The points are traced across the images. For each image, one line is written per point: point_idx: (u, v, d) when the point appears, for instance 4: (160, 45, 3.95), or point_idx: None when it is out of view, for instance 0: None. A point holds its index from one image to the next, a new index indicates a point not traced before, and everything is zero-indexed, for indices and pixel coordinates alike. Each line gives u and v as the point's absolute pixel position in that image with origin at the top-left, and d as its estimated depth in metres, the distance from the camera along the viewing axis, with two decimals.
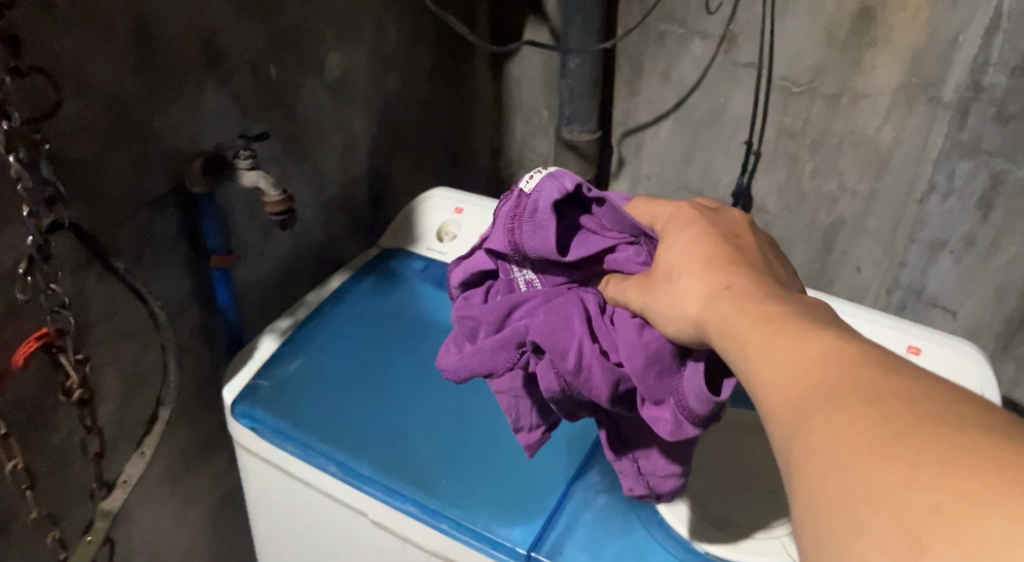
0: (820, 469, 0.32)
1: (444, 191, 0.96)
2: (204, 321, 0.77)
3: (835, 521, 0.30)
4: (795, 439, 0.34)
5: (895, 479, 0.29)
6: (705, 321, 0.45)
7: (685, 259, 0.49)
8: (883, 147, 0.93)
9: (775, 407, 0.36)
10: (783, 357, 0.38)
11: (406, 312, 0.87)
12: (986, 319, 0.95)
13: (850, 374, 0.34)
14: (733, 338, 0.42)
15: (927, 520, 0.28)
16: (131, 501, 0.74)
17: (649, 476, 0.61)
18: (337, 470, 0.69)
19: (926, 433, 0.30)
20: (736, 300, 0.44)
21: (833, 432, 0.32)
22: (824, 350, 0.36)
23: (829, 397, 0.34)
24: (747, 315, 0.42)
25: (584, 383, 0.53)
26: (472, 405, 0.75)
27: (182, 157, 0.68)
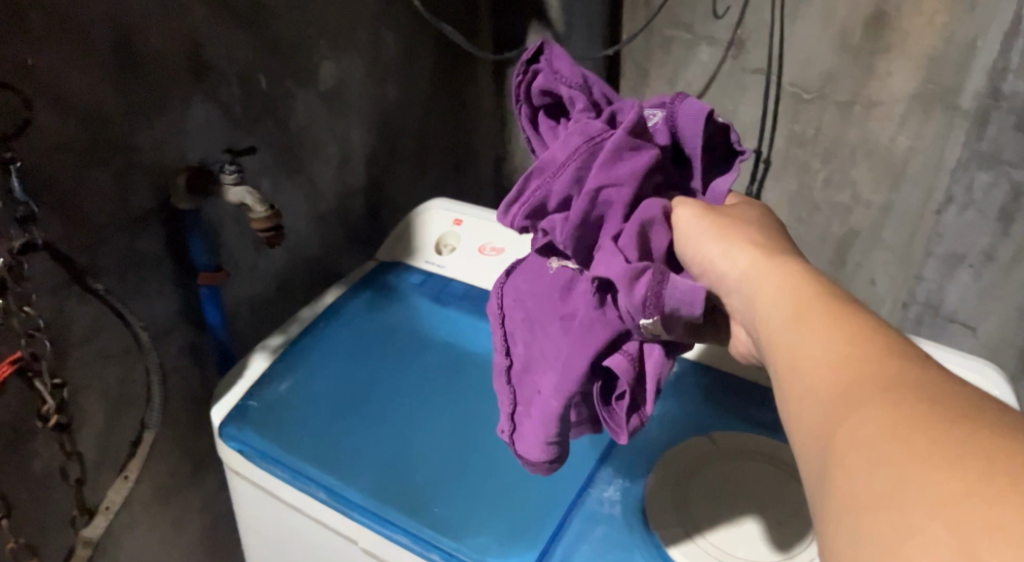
0: (867, 468, 0.30)
1: (442, 203, 0.94)
2: (193, 339, 0.75)
3: (882, 520, 0.28)
4: (842, 432, 0.32)
5: (957, 486, 0.27)
6: (756, 280, 0.44)
7: (756, 231, 0.48)
8: (897, 157, 0.89)
9: (822, 392, 0.35)
10: (839, 340, 0.36)
11: (401, 330, 0.85)
12: (1007, 335, 0.92)
13: (917, 369, 0.33)
14: (781, 312, 0.41)
15: (989, 534, 0.25)
16: (118, 525, 0.72)
17: (519, 423, 0.57)
18: (326, 497, 0.66)
19: (996, 445, 0.28)
20: (801, 277, 0.42)
21: (890, 429, 0.31)
22: (884, 344, 0.35)
23: (887, 391, 0.32)
24: (809, 292, 0.40)
25: (607, 162, 0.50)
26: (472, 426, 0.73)
27: (167, 171, 0.66)
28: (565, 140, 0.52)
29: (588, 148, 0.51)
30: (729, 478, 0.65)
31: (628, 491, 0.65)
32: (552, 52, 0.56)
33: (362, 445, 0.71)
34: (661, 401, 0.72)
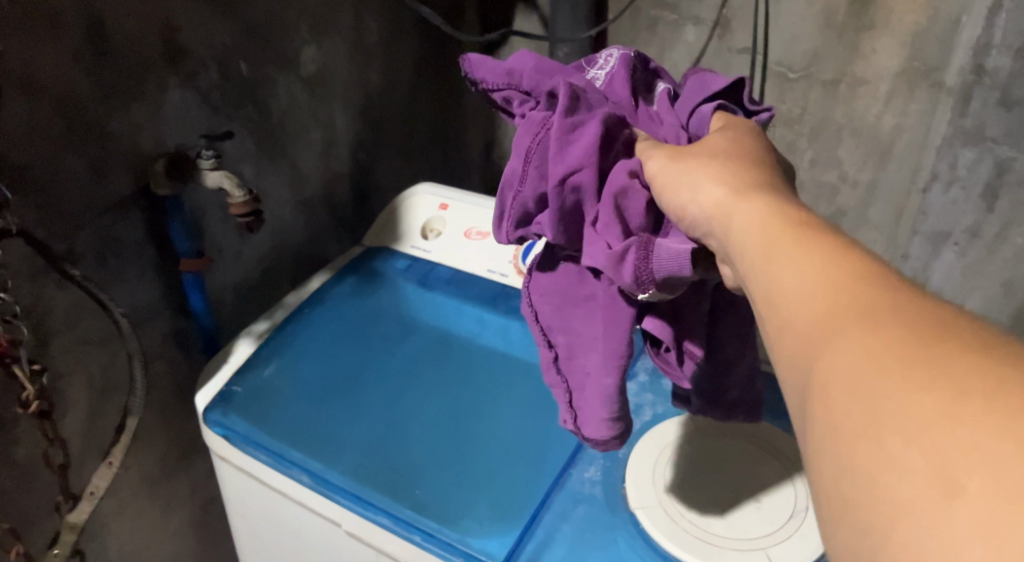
0: (841, 397, 0.28)
1: (429, 187, 0.94)
2: (177, 325, 0.75)
3: (858, 451, 0.27)
4: (817, 363, 0.30)
5: (935, 411, 0.26)
6: (726, 212, 0.41)
7: (719, 152, 0.45)
8: (884, 135, 0.89)
9: (794, 317, 0.33)
10: (810, 265, 0.33)
11: (384, 315, 0.85)
12: (992, 313, 0.92)
13: (890, 288, 0.31)
14: (750, 242, 0.38)
15: (967, 459, 0.24)
16: (106, 511, 0.73)
17: (576, 408, 0.54)
18: (309, 480, 0.66)
19: (970, 363, 0.26)
20: (767, 200, 0.39)
21: (865, 357, 0.28)
22: (856, 263, 0.32)
23: (858, 316, 0.30)
24: (775, 216, 0.38)
25: (558, 146, 0.47)
26: (459, 407, 0.73)
27: (145, 157, 0.66)
28: (515, 142, 0.50)
29: (539, 139, 0.49)
30: (708, 458, 0.65)
31: (610, 470, 0.66)
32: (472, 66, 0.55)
33: (351, 427, 0.71)
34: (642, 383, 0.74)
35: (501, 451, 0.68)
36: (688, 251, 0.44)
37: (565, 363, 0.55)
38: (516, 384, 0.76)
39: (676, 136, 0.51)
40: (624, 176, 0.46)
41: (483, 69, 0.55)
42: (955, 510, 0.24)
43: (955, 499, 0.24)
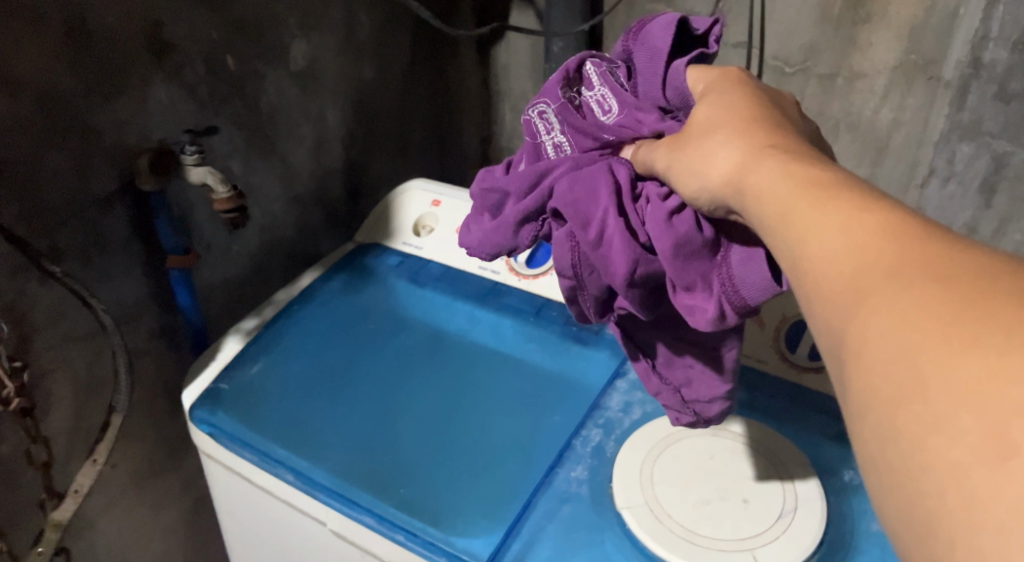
0: (881, 363, 0.29)
1: (421, 183, 0.93)
2: (165, 322, 0.75)
3: (907, 418, 0.27)
4: (855, 328, 0.30)
5: (980, 370, 0.26)
6: (741, 181, 0.40)
7: (722, 118, 0.44)
8: (881, 130, 0.87)
9: (826, 285, 0.32)
10: (833, 228, 0.33)
11: (375, 311, 0.84)
12: None
13: (916, 242, 0.30)
14: (771, 208, 0.37)
15: (1016, 415, 0.24)
16: (93, 508, 0.73)
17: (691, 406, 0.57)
18: (294, 479, 0.66)
19: (1008, 317, 0.26)
20: (780, 160, 0.39)
21: (902, 320, 0.29)
22: (880, 220, 0.32)
23: (892, 279, 0.30)
24: (790, 178, 0.37)
25: (601, 259, 0.49)
26: (455, 402, 0.73)
27: (128, 152, 0.65)
28: (557, 266, 0.51)
29: (575, 253, 0.50)
30: (696, 456, 0.64)
31: (596, 469, 0.65)
32: (473, 252, 0.55)
33: (351, 419, 0.71)
34: (632, 381, 0.73)
35: (505, 444, 0.68)
36: (768, 268, 0.44)
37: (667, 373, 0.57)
38: (510, 381, 0.75)
39: (666, 121, 0.50)
40: (669, 235, 0.46)
41: (480, 246, 0.55)
42: (1009, 469, 0.24)
43: (1010, 460, 0.24)
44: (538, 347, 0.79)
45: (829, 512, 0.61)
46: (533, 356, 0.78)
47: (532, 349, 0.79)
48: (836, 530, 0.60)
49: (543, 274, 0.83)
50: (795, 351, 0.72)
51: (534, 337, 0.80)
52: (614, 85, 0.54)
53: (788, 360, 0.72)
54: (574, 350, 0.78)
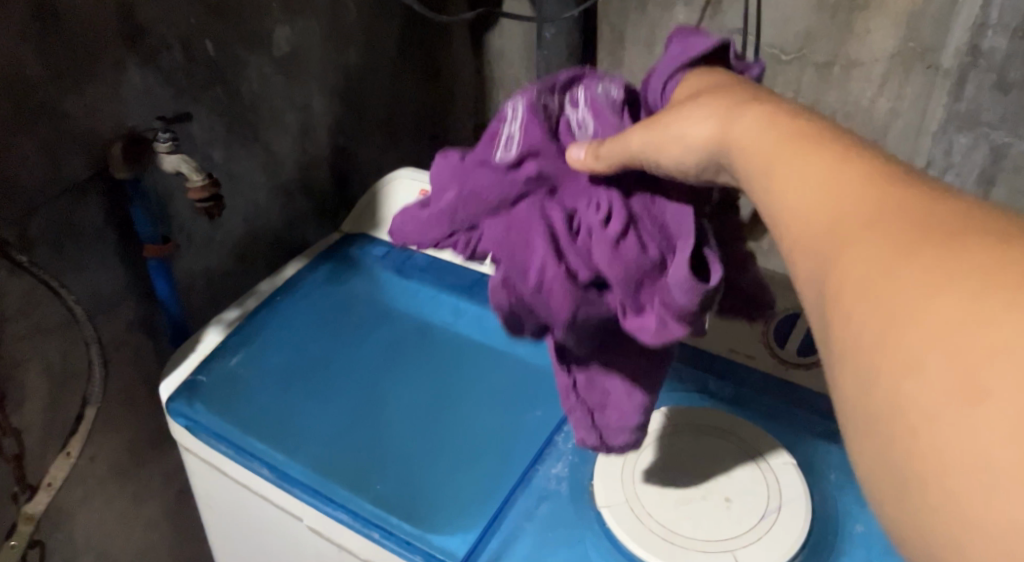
0: (857, 311, 0.27)
1: (408, 172, 0.90)
2: (143, 313, 0.74)
3: (882, 364, 0.25)
4: (831, 279, 0.29)
5: (954, 315, 0.24)
6: (723, 145, 0.38)
7: (709, 87, 0.43)
8: (878, 120, 0.85)
9: (807, 238, 0.31)
10: (816, 181, 0.32)
11: (357, 303, 0.83)
12: None
13: (894, 191, 0.29)
14: (756, 164, 0.35)
15: (988, 355, 0.23)
16: (72, 500, 0.72)
17: (602, 428, 0.56)
18: (269, 473, 0.65)
19: (983, 256, 0.25)
20: (764, 117, 0.37)
21: (879, 271, 0.27)
22: (863, 170, 0.30)
23: (869, 225, 0.28)
24: (772, 131, 0.36)
25: (540, 302, 0.46)
26: (436, 395, 0.72)
27: (101, 140, 0.64)
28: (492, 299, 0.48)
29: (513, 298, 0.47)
30: (679, 453, 0.63)
31: (577, 466, 0.64)
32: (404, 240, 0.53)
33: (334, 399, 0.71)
34: None
35: (483, 439, 0.67)
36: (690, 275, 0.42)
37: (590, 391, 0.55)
38: (492, 374, 0.74)
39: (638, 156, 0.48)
40: (617, 266, 0.44)
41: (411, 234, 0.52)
42: (981, 412, 0.22)
43: (978, 404, 0.22)
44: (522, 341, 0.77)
45: (813, 512, 0.59)
46: (517, 349, 0.77)
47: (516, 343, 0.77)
48: (820, 532, 0.58)
49: None
50: (783, 347, 0.70)
51: None
52: (601, 111, 0.50)
53: (777, 355, 0.70)
54: None
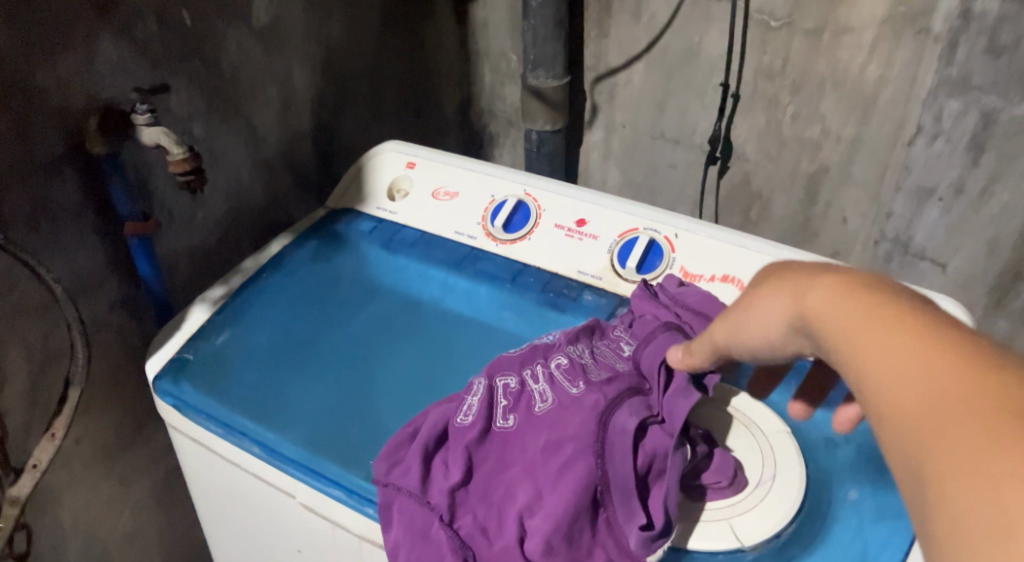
0: (966, 505, 0.26)
1: (396, 146, 0.92)
2: (125, 292, 0.72)
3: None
4: (930, 472, 0.28)
5: None
6: (810, 325, 0.38)
7: (783, 276, 0.42)
8: (868, 87, 0.85)
9: (901, 427, 0.30)
10: (902, 368, 0.31)
11: (345, 278, 0.81)
12: (977, 272, 0.86)
13: (943, 351, 0.30)
14: (825, 326, 0.36)
15: None
16: (57, 484, 0.71)
17: (628, 506, 0.54)
18: (261, 451, 0.64)
19: None
20: (838, 297, 0.36)
21: (978, 464, 0.26)
22: (949, 357, 0.30)
23: (968, 416, 0.28)
24: (850, 312, 0.35)
25: None
26: (427, 371, 0.71)
27: (76, 114, 0.62)
28: None
29: None
30: None
31: None
32: None
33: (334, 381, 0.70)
34: None
35: None
36: None
37: (562, 544, 0.52)
38: (482, 349, 0.73)
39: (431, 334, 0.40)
40: None
41: None
42: None
43: None
44: (513, 315, 0.77)
45: (808, 478, 0.60)
46: (508, 324, 0.76)
47: (507, 317, 0.77)
48: (815, 497, 0.59)
49: (520, 239, 0.82)
50: None
51: (509, 306, 0.78)
52: None
53: None
54: (550, 317, 0.76)
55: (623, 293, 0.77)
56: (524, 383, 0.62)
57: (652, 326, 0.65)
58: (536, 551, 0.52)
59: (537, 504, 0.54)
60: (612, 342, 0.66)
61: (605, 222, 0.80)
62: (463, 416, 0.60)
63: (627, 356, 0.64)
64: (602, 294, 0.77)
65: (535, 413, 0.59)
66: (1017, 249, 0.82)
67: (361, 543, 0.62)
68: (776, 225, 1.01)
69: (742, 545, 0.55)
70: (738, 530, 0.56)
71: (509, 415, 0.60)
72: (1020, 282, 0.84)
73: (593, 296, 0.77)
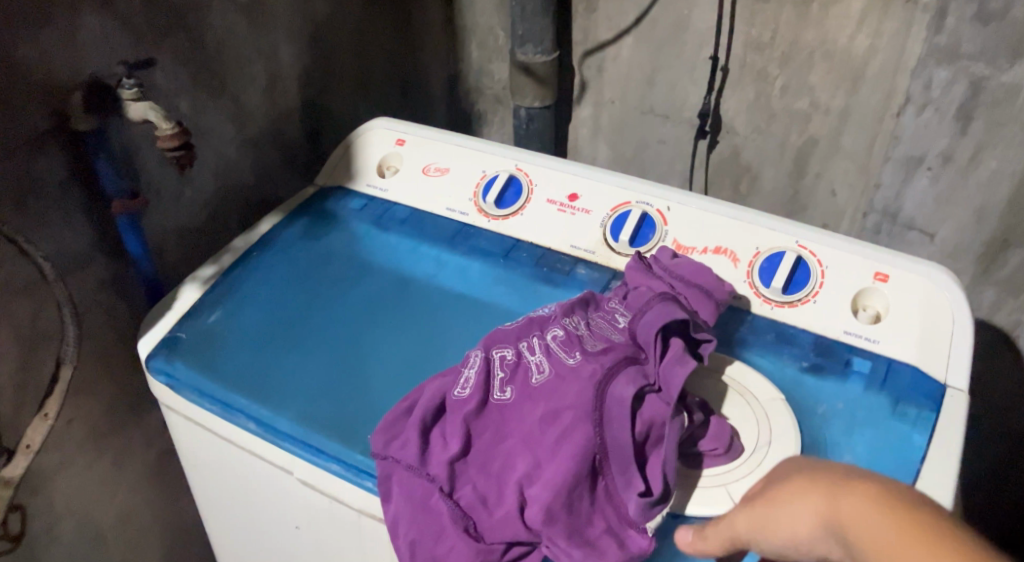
0: None
1: (385, 123, 0.91)
2: (114, 272, 0.72)
3: None
4: None
5: None
6: (845, 538, 0.35)
7: (806, 476, 0.40)
8: (857, 58, 0.85)
9: None
10: None
11: (337, 255, 0.81)
12: (965, 241, 0.86)
13: None
14: (862, 544, 0.34)
15: None
16: (49, 465, 0.70)
17: (627, 475, 0.54)
18: (258, 428, 0.64)
19: None
20: (873, 512, 0.34)
21: None
22: None
23: None
24: (886, 528, 0.33)
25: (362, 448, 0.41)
26: (422, 346, 0.71)
27: (60, 89, 0.61)
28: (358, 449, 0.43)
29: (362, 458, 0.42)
30: None
31: None
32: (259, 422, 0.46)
33: (326, 358, 0.70)
34: None
35: None
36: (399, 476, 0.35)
37: (562, 511, 0.52)
38: (476, 324, 0.73)
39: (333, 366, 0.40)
40: None
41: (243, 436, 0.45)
42: None
43: None
44: (507, 290, 0.77)
45: (803, 444, 0.61)
46: (501, 299, 0.76)
47: (500, 292, 0.76)
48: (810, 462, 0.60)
49: (513, 215, 0.82)
50: (768, 285, 0.72)
51: (502, 280, 0.78)
52: None
53: (762, 295, 0.72)
54: (544, 291, 0.76)
55: (616, 267, 0.77)
56: (521, 355, 0.62)
57: (647, 297, 0.65)
58: (536, 519, 0.52)
59: (537, 473, 0.54)
60: (608, 313, 0.66)
61: (597, 195, 0.80)
62: (461, 389, 0.60)
63: (622, 326, 0.64)
64: (596, 268, 0.77)
65: (532, 384, 0.59)
66: (1004, 217, 0.82)
67: (360, 517, 0.62)
68: (765, 199, 1.02)
69: None
70: (735, 496, 0.56)
71: (506, 388, 0.60)
72: (1008, 250, 0.84)
73: (587, 269, 0.77)
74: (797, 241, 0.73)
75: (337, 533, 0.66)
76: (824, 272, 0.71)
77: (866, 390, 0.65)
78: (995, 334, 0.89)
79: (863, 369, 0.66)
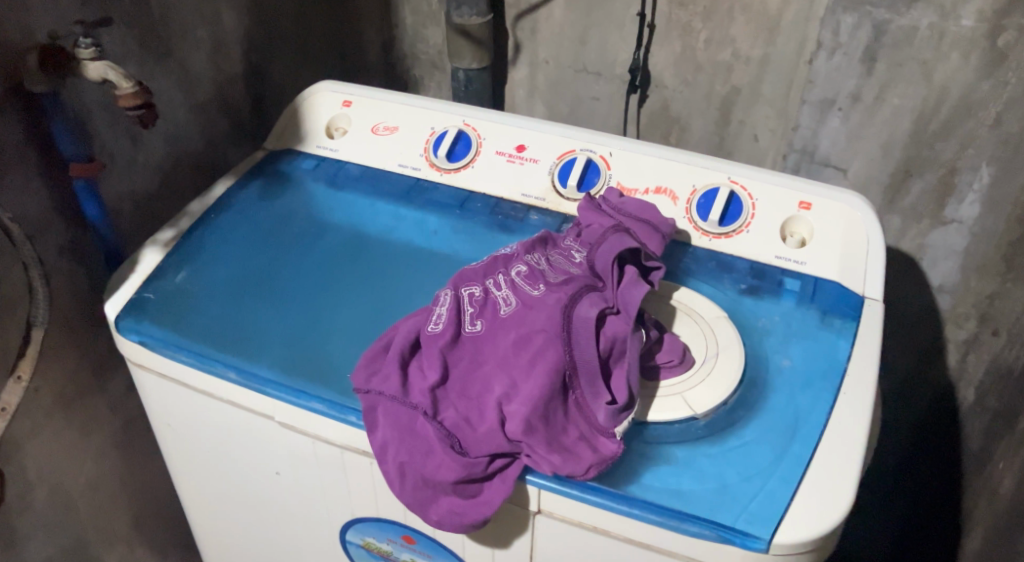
0: None
1: (330, 85, 0.93)
2: (73, 237, 0.72)
3: None
4: None
5: None
6: None
7: None
8: (772, 10, 0.93)
9: None
10: None
11: (295, 213, 0.83)
12: (875, 174, 0.95)
13: None
14: None
15: None
16: (19, 434, 0.70)
17: (596, 387, 0.59)
18: (236, 376, 0.66)
19: None
20: None
21: None
22: None
23: None
24: None
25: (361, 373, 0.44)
26: (390, 292, 0.74)
27: (12, 52, 0.61)
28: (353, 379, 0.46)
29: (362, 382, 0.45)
30: None
31: None
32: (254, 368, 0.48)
33: (296, 309, 0.72)
34: None
35: None
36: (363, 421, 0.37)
37: (540, 422, 0.57)
38: (438, 270, 0.76)
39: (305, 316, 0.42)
40: None
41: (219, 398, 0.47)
42: None
43: None
44: (466, 237, 0.80)
45: (746, 355, 0.68)
46: (460, 246, 0.79)
47: (458, 240, 0.80)
48: (753, 369, 0.66)
49: (464, 167, 0.86)
50: (706, 219, 0.78)
51: (459, 229, 0.81)
52: None
53: (701, 229, 0.78)
54: (500, 237, 0.80)
55: (566, 211, 0.82)
56: (488, 291, 0.66)
57: (601, 231, 0.70)
58: (517, 431, 0.57)
59: (515, 391, 0.59)
60: (564, 250, 0.71)
61: (543, 145, 0.85)
62: (434, 324, 0.63)
63: (579, 260, 0.69)
64: (547, 214, 0.82)
65: (501, 316, 0.64)
66: (906, 149, 0.91)
67: (343, 453, 0.66)
68: (694, 148, 1.09)
69: (695, 413, 0.62)
70: (691, 401, 0.63)
71: (477, 321, 0.64)
72: (911, 178, 0.93)
73: (539, 215, 0.82)
74: (729, 178, 0.80)
75: (320, 473, 0.69)
76: (754, 205, 0.78)
77: (798, 305, 0.72)
78: (902, 258, 0.99)
79: (794, 287, 0.74)
